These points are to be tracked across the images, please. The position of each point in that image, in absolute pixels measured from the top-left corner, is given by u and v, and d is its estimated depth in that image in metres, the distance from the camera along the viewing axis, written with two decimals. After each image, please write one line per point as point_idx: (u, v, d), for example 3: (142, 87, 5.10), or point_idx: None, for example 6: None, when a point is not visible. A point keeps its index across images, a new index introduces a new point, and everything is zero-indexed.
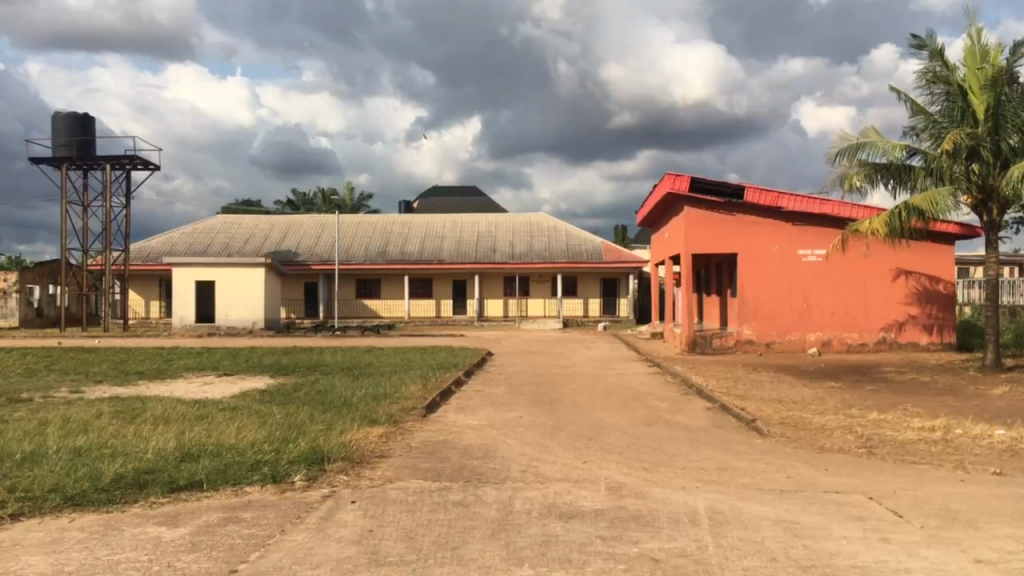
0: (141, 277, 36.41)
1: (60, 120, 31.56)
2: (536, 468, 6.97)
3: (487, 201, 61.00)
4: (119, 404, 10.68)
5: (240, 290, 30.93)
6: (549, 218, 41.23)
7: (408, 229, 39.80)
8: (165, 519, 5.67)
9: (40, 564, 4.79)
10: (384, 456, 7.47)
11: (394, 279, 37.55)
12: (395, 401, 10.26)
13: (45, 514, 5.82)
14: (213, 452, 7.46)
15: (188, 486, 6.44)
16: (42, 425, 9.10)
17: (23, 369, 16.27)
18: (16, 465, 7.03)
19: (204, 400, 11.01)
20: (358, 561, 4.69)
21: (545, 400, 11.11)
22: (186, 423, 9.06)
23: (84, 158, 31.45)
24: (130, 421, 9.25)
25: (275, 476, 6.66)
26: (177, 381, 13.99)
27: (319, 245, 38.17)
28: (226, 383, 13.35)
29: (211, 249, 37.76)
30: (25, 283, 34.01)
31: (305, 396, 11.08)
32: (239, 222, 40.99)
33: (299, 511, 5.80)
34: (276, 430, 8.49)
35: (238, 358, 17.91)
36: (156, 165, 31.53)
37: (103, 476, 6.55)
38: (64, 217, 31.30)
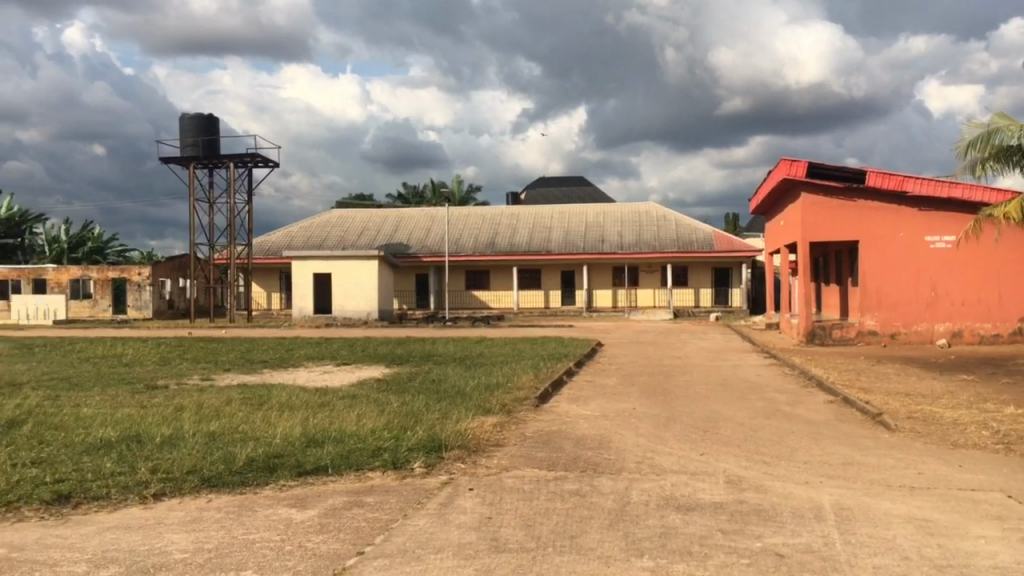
0: (262, 270, 37.97)
1: (188, 121, 33.16)
2: (652, 459, 6.93)
3: (591, 190, 60.80)
4: (247, 391, 11.23)
5: (355, 282, 31.85)
6: (657, 207, 40.70)
7: (516, 221, 40.07)
8: (293, 501, 5.93)
9: (182, 542, 5.09)
10: (500, 445, 7.58)
11: (503, 270, 37.90)
12: (507, 392, 10.37)
13: (185, 494, 6.18)
14: (336, 438, 7.73)
15: (314, 470, 6.70)
16: (178, 411, 9.65)
17: (159, 358, 17.24)
18: (158, 449, 7.48)
19: (326, 388, 11.44)
20: (478, 547, 4.79)
21: (659, 391, 11.02)
22: (309, 411, 9.39)
23: (210, 157, 32.95)
24: (257, 408, 9.69)
25: (395, 462, 6.86)
26: (298, 370, 14.56)
27: (430, 237, 38.94)
28: (345, 373, 13.82)
29: (326, 243, 39.00)
30: (157, 276, 35.96)
31: (419, 386, 11.35)
32: (353, 216, 42.17)
33: (419, 497, 5.95)
34: (395, 418, 8.72)
35: (354, 348, 18.50)
36: (275, 162, 32.73)
37: (237, 459, 6.90)
38: (190, 213, 32.91)
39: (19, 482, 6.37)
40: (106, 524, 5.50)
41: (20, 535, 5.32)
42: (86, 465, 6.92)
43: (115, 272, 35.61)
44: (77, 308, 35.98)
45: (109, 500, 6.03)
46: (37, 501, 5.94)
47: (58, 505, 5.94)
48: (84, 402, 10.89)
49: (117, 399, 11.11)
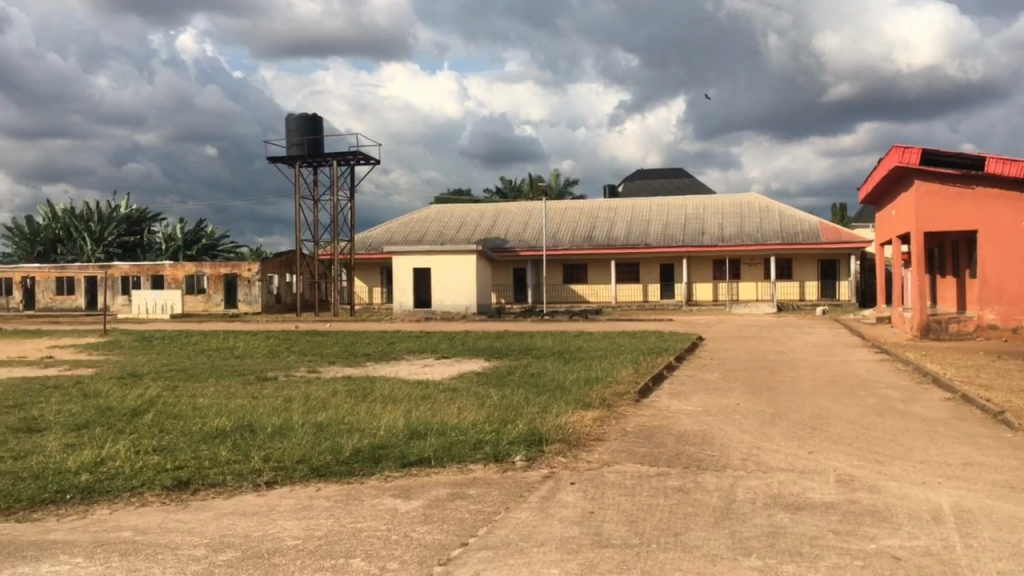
0: (364, 266, 38.90)
1: (294, 121, 34.20)
2: (758, 457, 6.76)
3: (691, 181, 59.81)
4: (351, 383, 11.57)
5: (454, 276, 32.24)
6: (760, 198, 39.70)
7: (614, 214, 39.78)
8: (398, 491, 6.05)
9: (294, 529, 5.26)
10: (600, 439, 7.54)
11: (601, 264, 37.71)
12: (607, 386, 10.32)
13: (296, 482, 6.39)
14: (439, 430, 7.84)
15: (418, 461, 6.82)
16: (287, 401, 9.98)
17: (268, 351, 17.89)
18: (269, 438, 7.75)
19: (427, 381, 11.65)
20: (581, 542, 4.78)
21: (764, 387, 10.76)
22: (411, 403, 9.57)
23: (314, 156, 33.91)
24: (361, 400, 9.94)
25: (497, 455, 6.91)
26: (400, 362, 14.90)
27: (528, 231, 39.07)
28: (446, 366, 14.03)
29: (425, 238, 39.62)
30: (265, 272, 37.31)
31: (518, 379, 11.43)
32: (451, 211, 42.70)
33: (521, 490, 5.98)
34: (494, 411, 8.79)
35: (454, 342, 18.76)
36: (376, 160, 33.44)
37: (344, 450, 7.09)
38: (296, 211, 33.97)
39: (142, 469, 6.72)
40: (223, 510, 5.74)
41: (144, 519, 5.60)
42: (204, 452, 7.24)
43: (226, 268, 37.08)
44: (192, 302, 37.59)
45: (225, 487, 6.29)
46: (159, 487, 6.25)
47: (178, 491, 6.23)
48: (201, 392, 11.41)
49: (230, 389, 11.61)
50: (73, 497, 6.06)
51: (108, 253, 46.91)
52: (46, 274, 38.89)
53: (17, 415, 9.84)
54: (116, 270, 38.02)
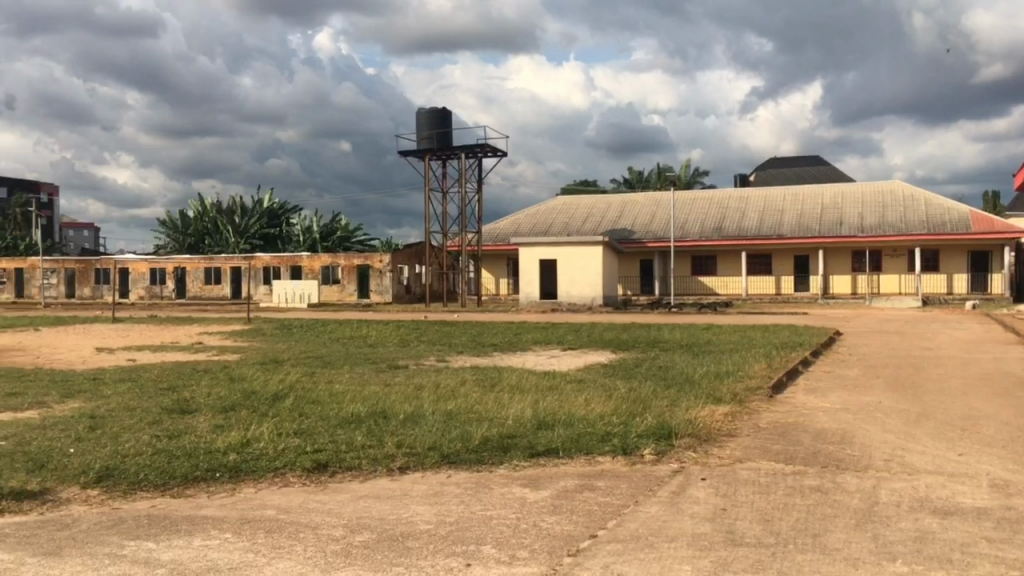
0: (491, 257, 39.40)
1: (424, 116, 34.97)
2: (903, 458, 6.43)
3: (828, 170, 57.42)
4: (479, 372, 11.76)
5: (580, 268, 32.18)
6: (904, 186, 37.75)
7: (745, 203, 38.73)
8: (527, 481, 6.10)
9: (426, 513, 5.38)
10: (732, 435, 7.36)
11: (731, 255, 36.79)
12: (739, 380, 10.08)
13: (427, 468, 6.54)
14: (567, 421, 7.85)
15: (546, 452, 6.85)
16: (418, 389, 10.26)
17: (399, 340, 18.38)
18: (401, 425, 7.96)
19: (554, 372, 11.69)
20: (714, 539, 4.67)
21: (908, 384, 10.23)
22: (538, 394, 9.63)
23: (444, 149, 34.54)
24: (489, 389, 10.09)
25: (625, 448, 6.85)
26: (528, 354, 14.98)
27: (655, 222, 38.58)
28: (572, 357, 14.02)
29: (552, 229, 39.72)
30: (396, 263, 38.37)
31: (646, 372, 11.33)
32: (578, 202, 42.64)
33: (651, 484, 5.91)
34: (623, 403, 8.73)
35: (581, 333, 18.76)
36: (503, 152, 33.74)
37: (473, 438, 7.21)
38: (426, 203, 34.75)
39: (284, 450, 7.04)
40: (359, 493, 5.94)
41: (286, 498, 5.87)
42: (341, 437, 7.51)
43: (360, 259, 38.33)
44: (328, 292, 39.06)
45: (361, 471, 6.51)
46: (299, 469, 6.53)
47: (317, 473, 6.49)
48: (336, 378, 11.93)
49: (364, 376, 12.06)
50: (221, 475, 6.42)
51: (251, 245, 49.38)
52: (195, 264, 41.30)
53: (171, 396, 10.51)
54: (259, 261, 39.96)
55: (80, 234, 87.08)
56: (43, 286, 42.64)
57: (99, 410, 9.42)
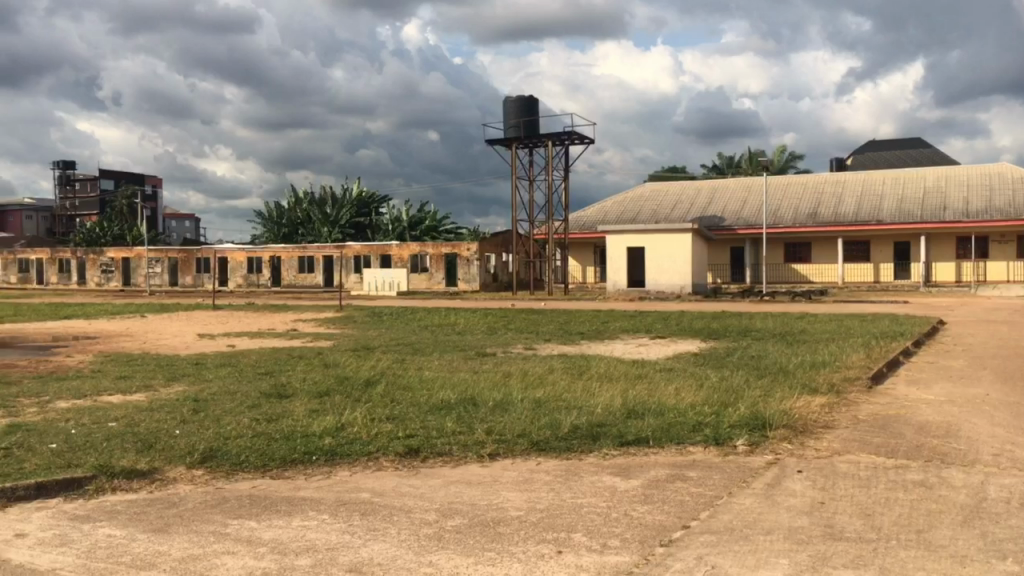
0: (578, 245, 39.28)
1: (511, 104, 35.02)
2: (1014, 453, 6.14)
3: (930, 153, 55.05)
4: (567, 361, 11.76)
5: (669, 256, 31.77)
6: (1013, 167, 35.96)
7: (842, 188, 37.52)
8: (617, 470, 6.06)
9: (517, 500, 5.42)
10: (829, 427, 7.15)
11: (826, 242, 35.73)
12: (836, 370, 9.79)
13: (517, 455, 6.58)
14: (657, 411, 7.78)
15: (636, 441, 6.80)
16: (507, 376, 10.36)
17: (487, 328, 18.53)
18: (491, 412, 8.03)
19: (642, 360, 11.60)
20: (812, 533, 4.55)
21: (1019, 376, 9.75)
22: (628, 383, 9.58)
23: (530, 137, 34.52)
24: (578, 377, 10.10)
25: (717, 438, 6.74)
26: (616, 342, 14.91)
27: (746, 208, 37.76)
28: (660, 346, 13.85)
29: (639, 217, 39.32)
30: (483, 251, 38.63)
31: (738, 361, 11.12)
32: (667, 188, 42.10)
33: (745, 475, 5.79)
34: (714, 393, 8.60)
35: (670, 321, 18.53)
36: (590, 140, 33.53)
37: (562, 426, 7.21)
38: (513, 191, 34.85)
39: (377, 435, 7.19)
40: (451, 479, 6.02)
41: (380, 482, 6.00)
42: (431, 423, 7.62)
43: (448, 248, 38.74)
44: (416, 281, 39.66)
45: (452, 457, 6.59)
46: (392, 453, 6.66)
47: (409, 458, 6.60)
48: (426, 365, 12.12)
49: (454, 363, 12.21)
50: (317, 458, 6.60)
51: (343, 234, 50.50)
52: (290, 254, 42.46)
53: (269, 381, 10.89)
54: (350, 250, 40.82)
55: (182, 225, 90.96)
56: (148, 275, 44.61)
57: (202, 393, 9.80)
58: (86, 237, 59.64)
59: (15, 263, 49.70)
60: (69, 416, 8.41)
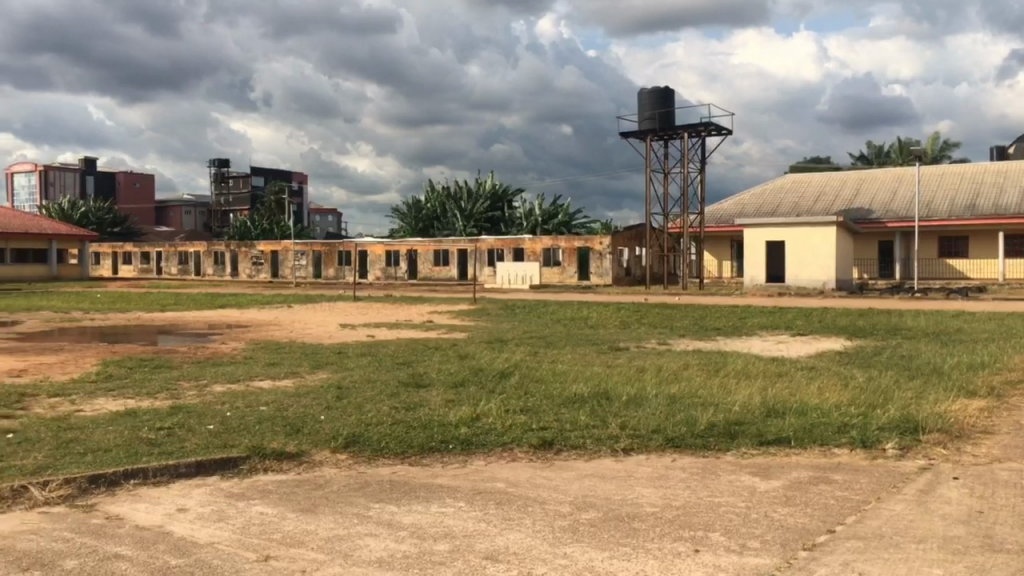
0: (714, 239, 38.43)
1: (646, 96, 34.57)
2: None
3: None
4: (702, 357, 11.53)
5: (810, 250, 30.59)
6: None
7: (1003, 178, 35.08)
8: (756, 470, 5.90)
9: (652, 496, 5.36)
10: (990, 432, 6.70)
11: (985, 236, 33.52)
12: (997, 373, 9.16)
13: (651, 451, 6.51)
14: (799, 410, 7.51)
15: (777, 441, 6.59)
16: (642, 371, 10.25)
17: (620, 322, 18.45)
18: (625, 407, 7.97)
19: (782, 358, 11.23)
20: (969, 543, 4.28)
21: None
22: (767, 380, 9.30)
23: (666, 129, 34.01)
24: (714, 374, 9.87)
25: (864, 441, 6.44)
26: (754, 338, 14.52)
27: (896, 200, 35.89)
28: (802, 344, 13.37)
29: (780, 210, 38.03)
30: (616, 245, 38.37)
31: (886, 361, 10.59)
32: (809, 180, 40.54)
33: (895, 480, 5.52)
34: (860, 393, 8.22)
35: (812, 318, 17.85)
36: (728, 131, 32.67)
37: (698, 423, 7.07)
38: (647, 184, 34.43)
39: (512, 427, 7.27)
40: (584, 472, 6.02)
41: (514, 472, 6.07)
42: (565, 416, 7.64)
43: (580, 242, 38.73)
44: (549, 274, 39.84)
45: (586, 451, 6.59)
46: (526, 445, 6.71)
47: (543, 450, 6.64)
48: (560, 358, 12.16)
49: (586, 357, 12.20)
50: (454, 447, 6.74)
51: (477, 228, 51.35)
52: (426, 247, 43.58)
53: (407, 371, 11.21)
54: (484, 244, 41.46)
55: (325, 219, 95.07)
56: (294, 267, 46.79)
57: (345, 381, 10.22)
58: (238, 232, 63.15)
59: (176, 256, 53.22)
60: (224, 399, 8.93)
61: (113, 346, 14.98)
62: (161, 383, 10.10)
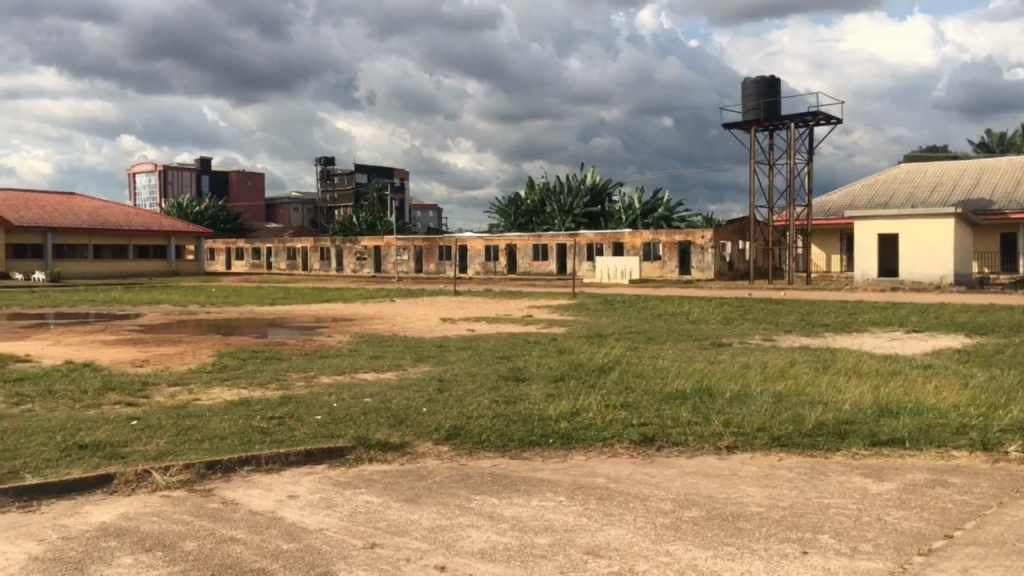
0: (822, 232, 37.24)
1: (751, 86, 33.74)
2: None
3: None
4: (810, 354, 11.18)
5: (926, 243, 29.26)
6: None
7: None
8: (868, 471, 5.69)
9: (757, 496, 5.23)
10: None
11: None
12: None
13: (755, 449, 6.36)
14: (913, 410, 7.20)
15: (889, 441, 6.33)
16: (745, 368, 10.03)
17: (722, 317, 18.09)
18: (728, 404, 7.81)
19: (895, 356, 10.78)
20: None
21: None
22: (879, 379, 8.94)
23: (771, 120, 33.13)
24: (823, 371, 9.57)
25: (985, 443, 6.12)
26: (864, 335, 14.00)
27: (1020, 190, 33.97)
28: (917, 341, 12.83)
29: (892, 201, 36.57)
30: (719, 239, 37.60)
31: (1009, 359, 10.03)
32: (924, 169, 38.80)
33: (1019, 485, 5.22)
34: (981, 393, 7.82)
35: (928, 314, 17.09)
36: (837, 120, 31.56)
37: (806, 422, 6.87)
38: (751, 176, 33.60)
39: (612, 422, 7.23)
40: (686, 469, 5.93)
41: (616, 468, 6.03)
42: (666, 412, 7.54)
43: (681, 236, 38.16)
44: (649, 268, 39.49)
45: (688, 447, 6.49)
46: (627, 441, 6.66)
47: (644, 446, 6.57)
48: (661, 353, 12.01)
49: (687, 353, 12.04)
50: (554, 441, 6.75)
51: (576, 223, 51.28)
52: (526, 242, 43.83)
53: (507, 365, 11.29)
54: (583, 238, 41.37)
55: (426, 215, 96.69)
56: (396, 262, 47.76)
57: (447, 374, 10.38)
58: (343, 227, 64.94)
59: (284, 251, 55.09)
60: (331, 391, 9.20)
61: (227, 338, 15.65)
62: (271, 375, 10.48)
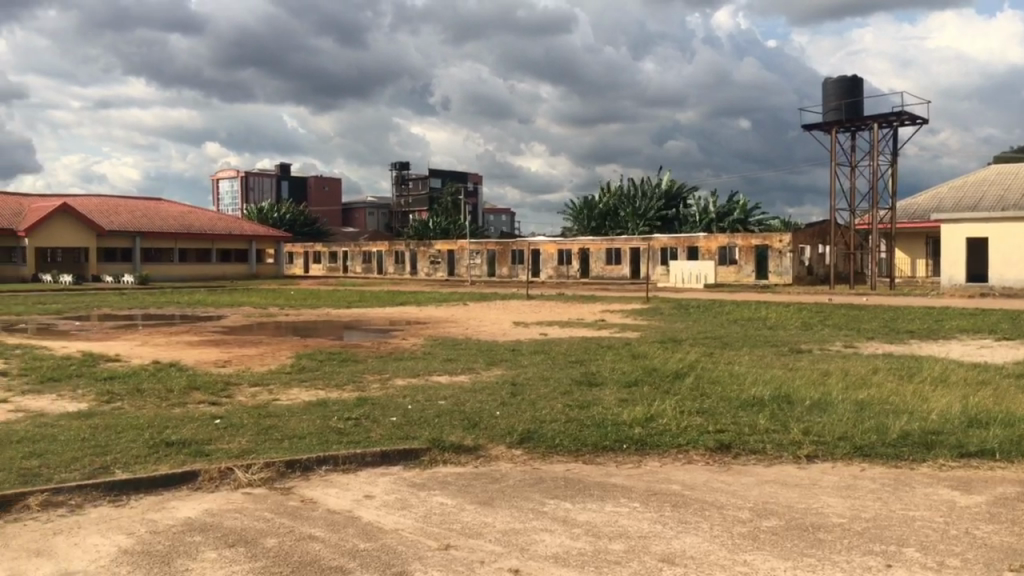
0: (907, 236, 36.08)
1: (832, 86, 32.94)
2: None
3: None
4: (894, 362, 10.83)
5: (1019, 247, 28.04)
6: None
7: None
8: (955, 483, 5.48)
9: (838, 506, 5.09)
10: None
11: None
12: None
13: (837, 459, 6.19)
14: (1005, 421, 6.90)
15: (978, 453, 6.09)
16: (826, 375, 9.77)
17: (801, 323, 17.68)
18: (808, 411, 7.65)
19: (984, 364, 10.36)
20: None
21: None
22: (968, 388, 8.60)
23: (853, 120, 32.28)
24: (907, 379, 9.25)
25: None
26: (951, 342, 13.50)
27: None
28: (1007, 348, 12.30)
29: (982, 204, 35.22)
30: (797, 243, 36.77)
31: None
32: (1016, 170, 37.24)
33: None
34: None
35: (1020, 321, 16.37)
36: (923, 120, 30.55)
37: (890, 431, 6.66)
38: (831, 178, 32.77)
39: (687, 428, 7.14)
40: (765, 477, 5.81)
41: (691, 475, 5.94)
42: (743, 419, 7.41)
43: (758, 240, 37.47)
44: (724, 273, 38.88)
45: (766, 455, 6.37)
46: (703, 448, 6.57)
47: (720, 454, 6.47)
48: (736, 359, 11.81)
49: (764, 359, 11.81)
50: (627, 447, 6.70)
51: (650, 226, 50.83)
52: (599, 245, 43.67)
53: (580, 369, 11.26)
54: (657, 242, 41.02)
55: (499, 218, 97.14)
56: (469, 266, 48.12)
57: (519, 378, 10.42)
58: (417, 231, 65.76)
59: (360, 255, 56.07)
60: (406, 393, 9.31)
61: (306, 340, 16.04)
62: (348, 376, 10.68)
